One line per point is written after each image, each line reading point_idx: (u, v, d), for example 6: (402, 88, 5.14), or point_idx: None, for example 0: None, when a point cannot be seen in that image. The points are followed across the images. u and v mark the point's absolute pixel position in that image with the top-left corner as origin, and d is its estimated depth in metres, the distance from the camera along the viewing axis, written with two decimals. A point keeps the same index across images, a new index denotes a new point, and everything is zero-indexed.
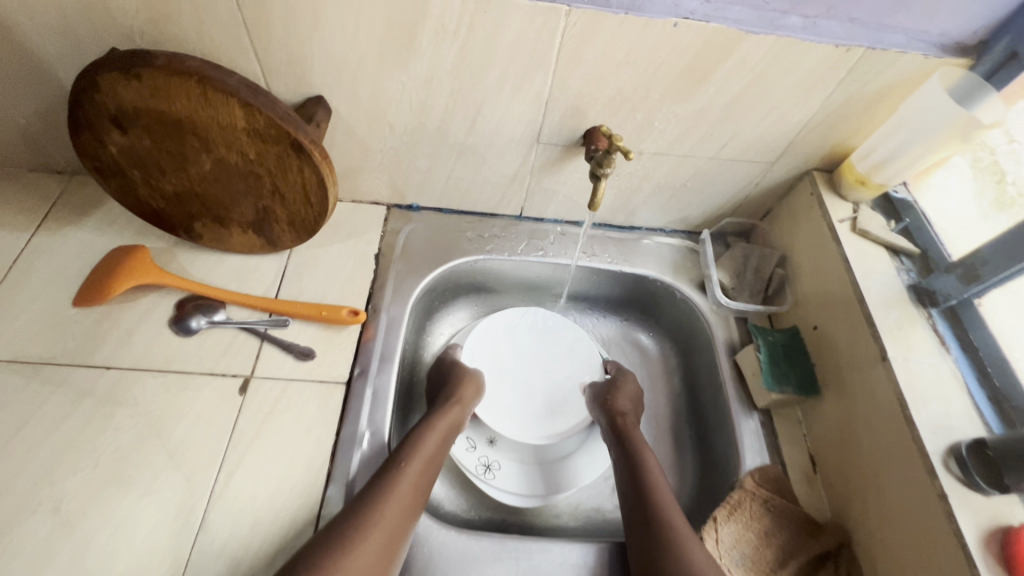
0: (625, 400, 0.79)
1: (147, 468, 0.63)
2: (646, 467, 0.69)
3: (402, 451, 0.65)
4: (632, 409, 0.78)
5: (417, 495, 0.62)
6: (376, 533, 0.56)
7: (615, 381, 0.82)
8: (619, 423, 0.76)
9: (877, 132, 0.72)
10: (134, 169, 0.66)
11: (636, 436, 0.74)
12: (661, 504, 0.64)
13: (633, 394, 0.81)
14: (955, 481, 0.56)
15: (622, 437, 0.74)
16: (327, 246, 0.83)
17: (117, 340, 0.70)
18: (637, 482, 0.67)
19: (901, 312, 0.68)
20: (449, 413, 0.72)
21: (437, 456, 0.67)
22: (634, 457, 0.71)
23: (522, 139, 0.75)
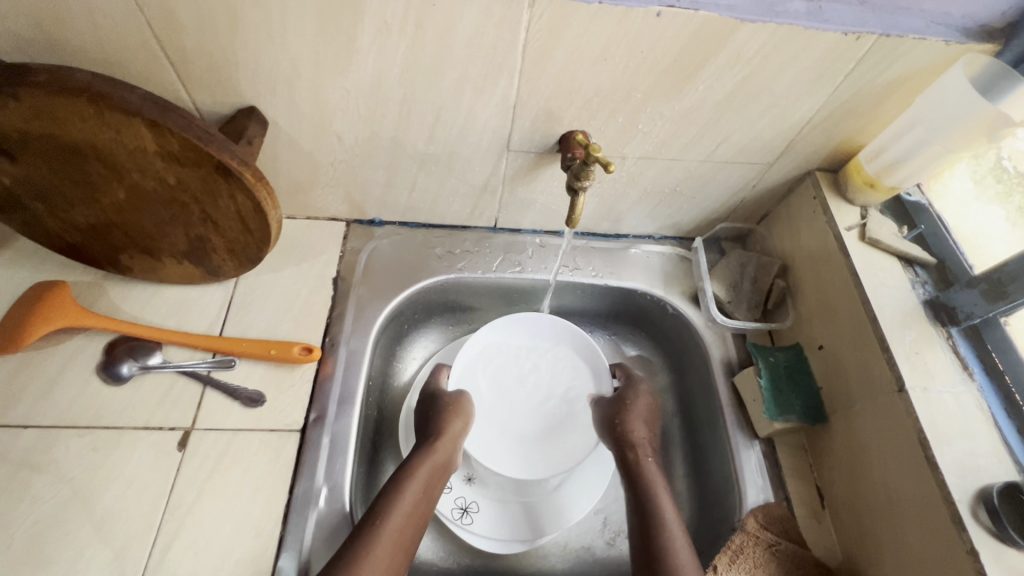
0: (638, 425, 0.72)
1: (70, 545, 0.55)
2: (659, 513, 0.63)
3: (381, 505, 0.58)
4: (646, 436, 0.72)
5: (395, 558, 0.55)
6: None
7: (623, 399, 0.74)
8: (630, 456, 0.70)
9: (888, 129, 0.64)
10: (36, 200, 0.57)
11: (650, 472, 0.68)
12: (675, 560, 0.59)
13: (643, 416, 0.73)
14: (985, 534, 0.49)
15: (633, 474, 0.68)
16: (279, 271, 0.74)
17: (37, 394, 0.62)
18: (650, 531, 0.62)
19: (918, 333, 0.60)
20: (432, 457, 0.64)
21: (418, 511, 0.60)
22: (646, 500, 0.65)
23: (489, 147, 0.66)
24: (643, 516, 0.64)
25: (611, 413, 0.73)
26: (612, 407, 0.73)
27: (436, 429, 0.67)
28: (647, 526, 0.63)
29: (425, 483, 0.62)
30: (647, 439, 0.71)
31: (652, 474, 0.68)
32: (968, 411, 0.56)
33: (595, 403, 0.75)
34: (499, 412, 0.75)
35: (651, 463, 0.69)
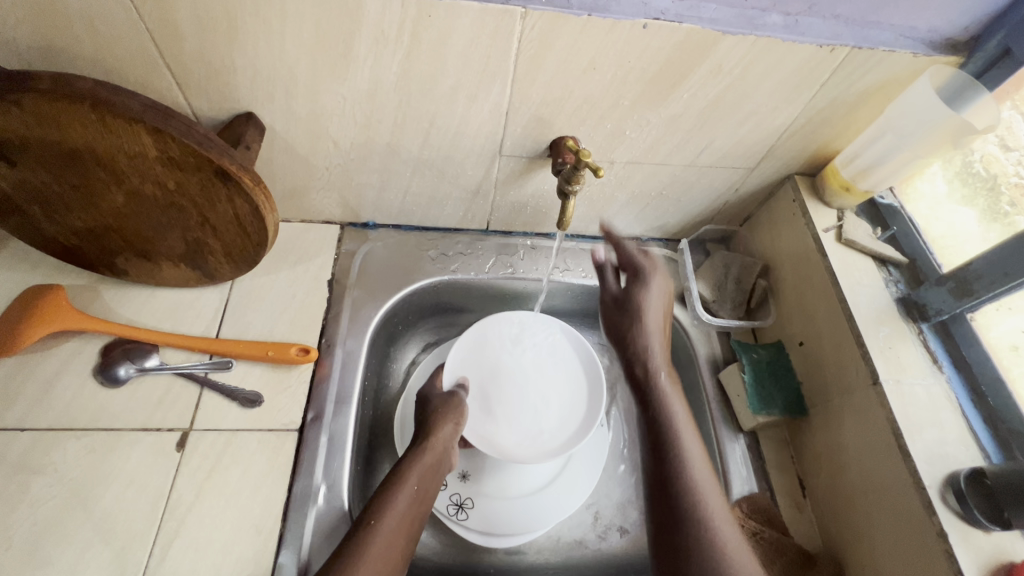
0: (653, 323, 0.69)
1: (70, 545, 0.55)
2: (675, 436, 0.62)
3: (374, 507, 0.57)
4: (657, 340, 0.69)
5: (391, 560, 0.54)
6: None
7: (631, 305, 0.70)
8: (644, 382, 0.67)
9: (862, 135, 0.67)
10: (33, 204, 0.57)
11: (665, 389, 0.65)
12: (693, 488, 0.58)
13: (658, 300, 0.70)
14: (953, 517, 0.52)
15: (646, 390, 0.66)
16: (275, 274, 0.75)
17: (33, 397, 0.62)
18: (665, 460, 0.60)
19: (891, 329, 0.64)
20: (423, 457, 0.64)
21: (413, 513, 0.59)
22: (662, 429, 0.63)
23: (482, 152, 0.68)
24: (658, 444, 0.62)
25: (620, 326, 0.70)
26: (621, 318, 0.70)
27: (426, 433, 0.67)
28: (661, 451, 0.61)
29: (419, 486, 0.61)
30: (659, 352, 0.68)
31: (666, 390, 0.65)
32: (938, 402, 0.59)
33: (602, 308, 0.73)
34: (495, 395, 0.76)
35: (665, 377, 0.67)
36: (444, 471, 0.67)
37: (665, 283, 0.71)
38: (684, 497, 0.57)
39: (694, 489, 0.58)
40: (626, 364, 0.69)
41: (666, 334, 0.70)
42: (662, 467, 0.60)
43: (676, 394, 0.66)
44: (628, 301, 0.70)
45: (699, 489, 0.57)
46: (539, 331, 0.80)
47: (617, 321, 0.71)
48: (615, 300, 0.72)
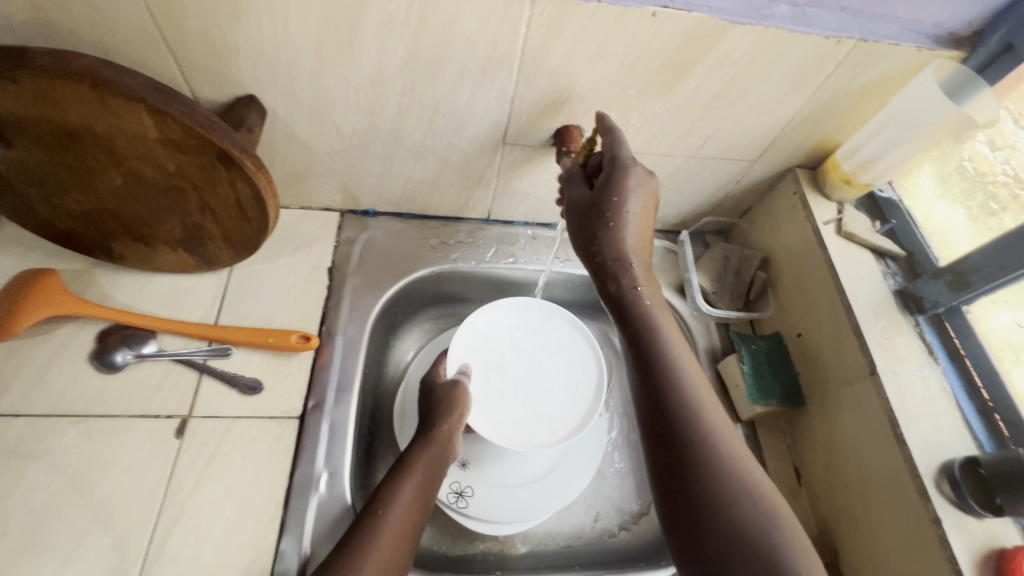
0: (631, 223, 0.58)
1: (68, 531, 0.55)
2: (668, 356, 0.56)
3: (380, 497, 0.58)
4: (634, 251, 0.60)
5: (400, 550, 0.55)
6: None
7: (605, 213, 0.58)
8: (624, 300, 0.59)
9: (864, 129, 0.68)
10: (28, 185, 0.56)
11: (645, 304, 0.59)
12: (701, 415, 0.53)
13: (638, 208, 0.59)
14: (947, 504, 0.53)
15: (625, 307, 0.59)
16: (274, 260, 0.75)
17: (28, 383, 0.61)
18: (664, 386, 0.54)
19: (889, 320, 0.65)
20: (429, 448, 0.64)
21: (418, 503, 0.59)
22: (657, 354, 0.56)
23: (486, 139, 0.68)
24: (652, 370, 0.55)
25: (591, 234, 0.59)
26: (595, 232, 0.59)
27: (431, 424, 0.66)
28: (658, 378, 0.55)
29: (424, 477, 0.62)
30: (635, 261, 0.60)
31: (652, 307, 0.59)
32: (934, 392, 0.60)
33: (568, 222, 0.62)
34: (500, 383, 0.77)
35: (646, 292, 0.59)
36: (448, 462, 0.67)
37: (650, 181, 0.59)
38: (692, 426, 0.52)
39: (700, 416, 0.52)
40: (601, 280, 0.61)
41: (645, 245, 0.61)
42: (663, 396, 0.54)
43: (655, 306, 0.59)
44: (601, 210, 0.58)
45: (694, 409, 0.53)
46: (544, 321, 0.80)
47: (591, 235, 0.59)
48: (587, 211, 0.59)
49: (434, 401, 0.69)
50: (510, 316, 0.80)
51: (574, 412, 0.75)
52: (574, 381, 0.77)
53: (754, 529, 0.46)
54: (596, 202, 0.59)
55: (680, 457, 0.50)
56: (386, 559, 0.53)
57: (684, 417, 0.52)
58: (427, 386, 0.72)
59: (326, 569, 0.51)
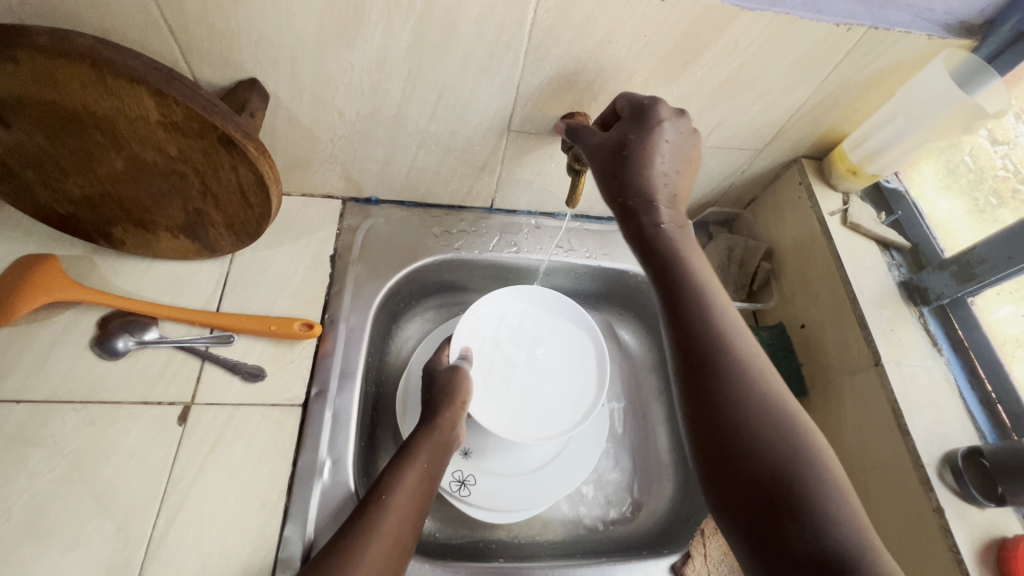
0: (661, 163, 0.54)
1: (72, 517, 0.54)
2: (699, 291, 0.51)
3: (384, 482, 0.58)
4: (662, 187, 0.55)
5: (405, 533, 0.55)
6: None
7: (635, 147, 0.54)
8: (653, 237, 0.53)
9: (871, 119, 0.68)
10: (27, 168, 0.55)
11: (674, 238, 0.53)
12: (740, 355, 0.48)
13: (667, 145, 0.55)
14: (949, 493, 0.54)
15: (653, 242, 0.53)
16: (276, 248, 0.74)
17: (29, 369, 0.61)
18: (697, 322, 0.49)
19: (894, 312, 0.65)
20: (433, 436, 0.64)
21: (421, 491, 0.59)
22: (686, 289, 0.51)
23: (490, 126, 0.67)
24: (683, 307, 0.50)
25: (618, 163, 0.54)
26: (623, 163, 0.54)
27: (433, 412, 0.67)
28: (686, 311, 0.50)
29: (428, 465, 0.62)
30: (665, 198, 0.55)
31: (679, 241, 0.53)
32: (937, 383, 0.60)
33: (589, 158, 0.57)
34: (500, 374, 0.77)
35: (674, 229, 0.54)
36: (452, 451, 0.67)
37: (684, 123, 0.56)
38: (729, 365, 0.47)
39: (736, 352, 0.48)
40: (625, 215, 0.55)
41: (676, 180, 0.56)
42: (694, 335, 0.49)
43: (687, 240, 0.54)
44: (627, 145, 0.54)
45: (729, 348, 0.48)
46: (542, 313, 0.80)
47: (617, 164, 0.54)
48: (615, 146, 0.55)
49: (437, 391, 0.69)
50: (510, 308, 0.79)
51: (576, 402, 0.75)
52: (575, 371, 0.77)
53: (804, 465, 0.42)
54: (625, 134, 0.55)
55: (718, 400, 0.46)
56: (389, 544, 0.53)
57: (719, 353, 0.47)
58: (429, 374, 0.72)
59: (328, 553, 0.51)
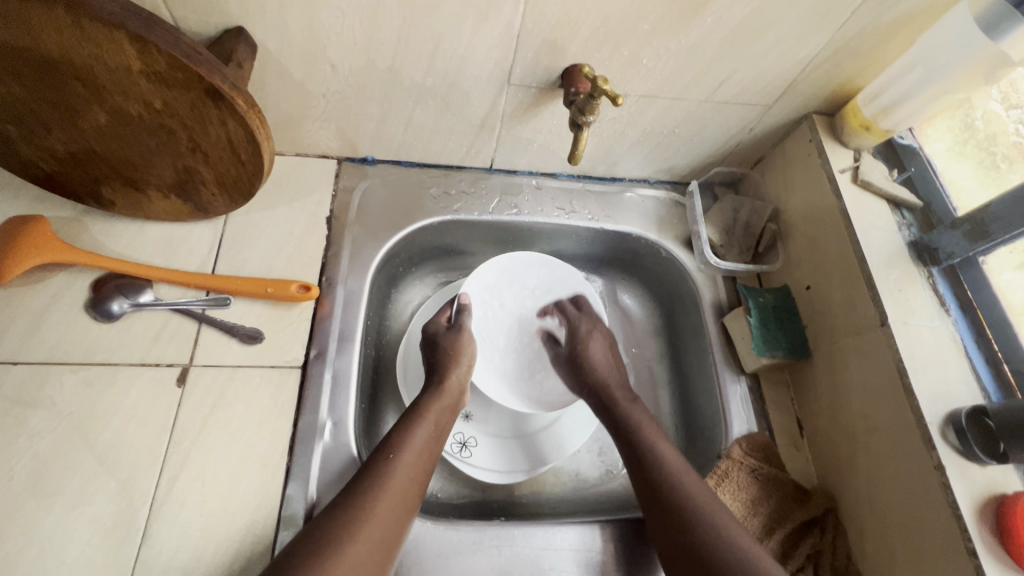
0: (608, 370, 0.72)
1: (75, 477, 0.55)
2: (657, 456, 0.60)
3: (391, 441, 0.58)
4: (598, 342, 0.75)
5: (411, 491, 0.55)
6: (365, 533, 0.50)
7: (580, 356, 0.74)
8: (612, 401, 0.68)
9: (889, 69, 0.65)
10: (8, 123, 0.53)
11: (632, 413, 0.66)
12: (675, 479, 0.58)
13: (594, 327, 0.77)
14: (952, 452, 0.53)
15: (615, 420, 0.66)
16: (271, 209, 0.72)
17: (24, 330, 0.60)
18: (641, 452, 0.61)
19: (902, 271, 0.63)
20: (441, 399, 0.64)
21: (428, 450, 0.60)
22: (643, 456, 0.61)
23: (489, 80, 0.64)
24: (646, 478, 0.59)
25: (579, 365, 0.73)
26: (577, 369, 0.74)
27: (438, 376, 0.66)
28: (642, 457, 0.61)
29: (435, 426, 0.62)
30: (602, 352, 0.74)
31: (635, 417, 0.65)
32: (943, 343, 0.59)
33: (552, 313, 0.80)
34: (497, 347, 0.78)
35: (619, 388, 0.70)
36: (457, 412, 0.67)
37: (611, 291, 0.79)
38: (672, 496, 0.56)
39: (665, 465, 0.59)
40: (604, 413, 0.68)
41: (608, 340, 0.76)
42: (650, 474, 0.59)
43: (647, 418, 0.66)
44: (576, 353, 0.74)
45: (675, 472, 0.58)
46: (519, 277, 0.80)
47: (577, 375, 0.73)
48: (568, 356, 0.75)
49: (440, 353, 0.69)
50: (491, 279, 0.78)
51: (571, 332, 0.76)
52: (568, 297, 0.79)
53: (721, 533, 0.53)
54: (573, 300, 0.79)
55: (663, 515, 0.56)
56: (396, 501, 0.54)
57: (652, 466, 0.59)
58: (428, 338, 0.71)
59: (335, 510, 0.51)
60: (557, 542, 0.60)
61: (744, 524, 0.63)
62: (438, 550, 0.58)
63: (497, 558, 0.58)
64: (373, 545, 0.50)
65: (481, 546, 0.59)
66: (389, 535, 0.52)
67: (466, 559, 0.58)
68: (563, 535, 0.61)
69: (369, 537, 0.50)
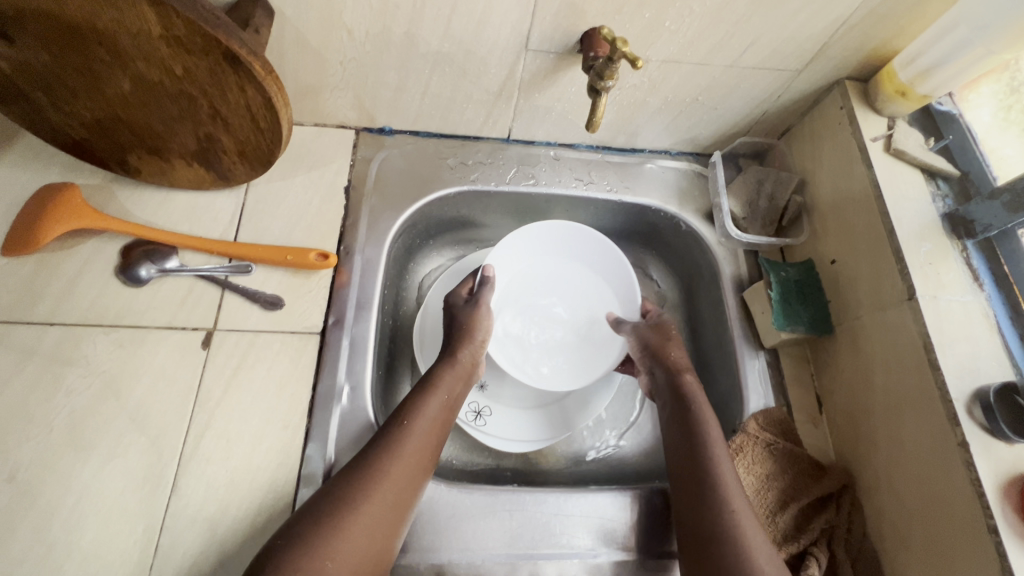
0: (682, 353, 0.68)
1: (109, 431, 0.58)
2: (710, 447, 0.58)
3: (403, 411, 0.59)
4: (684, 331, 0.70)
5: (423, 459, 0.56)
6: (381, 495, 0.52)
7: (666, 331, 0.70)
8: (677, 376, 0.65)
9: (928, 30, 0.61)
10: (36, 89, 0.55)
11: (696, 397, 0.63)
12: (708, 440, 0.58)
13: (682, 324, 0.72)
14: (976, 428, 0.52)
15: (679, 399, 0.63)
16: (290, 178, 0.73)
17: (59, 293, 0.63)
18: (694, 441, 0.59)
19: (933, 245, 0.61)
20: (455, 369, 0.65)
21: (441, 417, 0.61)
22: (693, 424, 0.60)
23: (507, 46, 0.63)
24: (695, 466, 0.57)
25: (659, 337, 0.69)
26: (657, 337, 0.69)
27: (452, 348, 0.66)
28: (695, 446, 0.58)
29: (449, 397, 0.62)
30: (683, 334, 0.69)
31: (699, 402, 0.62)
32: (974, 318, 0.57)
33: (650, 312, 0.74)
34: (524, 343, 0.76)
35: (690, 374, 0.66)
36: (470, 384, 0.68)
37: None
38: (701, 453, 0.58)
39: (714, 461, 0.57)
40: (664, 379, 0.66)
41: None
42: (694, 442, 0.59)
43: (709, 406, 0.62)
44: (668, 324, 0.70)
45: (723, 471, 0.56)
46: (512, 263, 0.78)
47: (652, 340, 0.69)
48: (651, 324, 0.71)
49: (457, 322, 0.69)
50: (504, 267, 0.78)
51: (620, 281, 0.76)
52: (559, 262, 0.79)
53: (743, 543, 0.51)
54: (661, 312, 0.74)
55: (681, 466, 0.58)
56: (409, 467, 0.55)
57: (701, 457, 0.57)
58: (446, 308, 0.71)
59: (351, 472, 0.53)
60: (568, 508, 0.61)
61: (758, 498, 0.63)
62: (451, 511, 0.59)
63: (508, 522, 0.60)
64: (388, 506, 0.52)
65: (493, 509, 0.60)
66: (401, 499, 0.53)
67: (476, 522, 0.59)
68: (583, 503, 0.62)
69: (382, 502, 0.52)
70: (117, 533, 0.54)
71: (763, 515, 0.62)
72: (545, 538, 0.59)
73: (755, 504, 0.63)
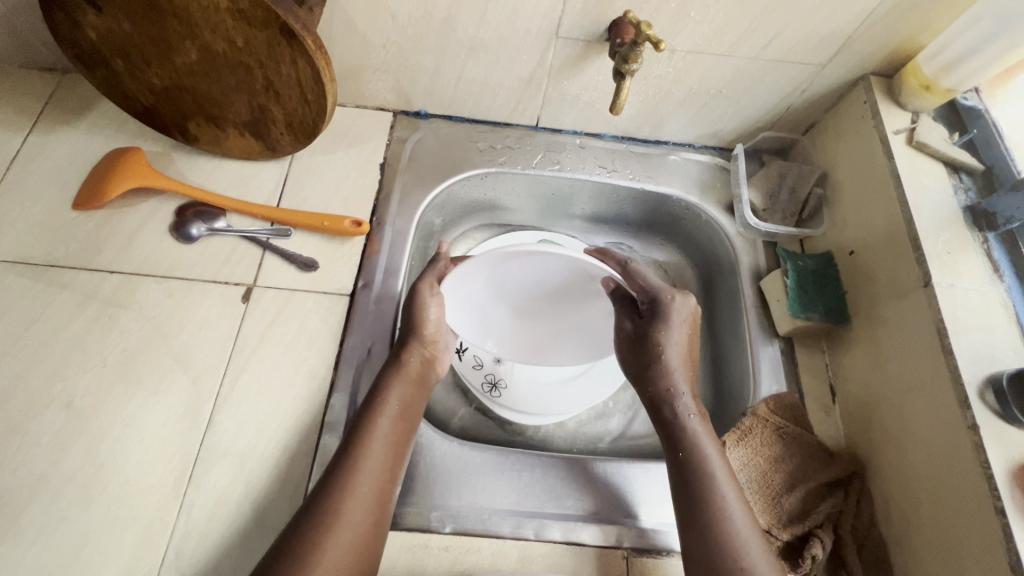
0: (680, 373, 0.65)
1: (155, 369, 0.63)
2: (717, 499, 0.55)
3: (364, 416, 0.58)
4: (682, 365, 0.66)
5: (395, 456, 0.57)
6: (358, 497, 0.53)
7: (654, 342, 0.65)
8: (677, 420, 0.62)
9: (953, 25, 0.62)
10: (116, 57, 0.61)
11: (698, 438, 0.60)
12: (714, 489, 0.56)
13: (683, 333, 0.66)
14: (989, 413, 0.52)
15: (676, 439, 0.61)
16: (331, 154, 0.79)
17: (119, 245, 0.69)
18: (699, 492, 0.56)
19: (953, 235, 0.61)
20: (403, 374, 0.62)
21: (404, 414, 0.60)
22: (694, 469, 0.58)
23: (539, 33, 0.67)
24: (700, 516, 0.55)
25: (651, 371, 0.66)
26: (642, 356, 0.66)
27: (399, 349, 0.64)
28: (697, 496, 0.56)
29: (401, 405, 0.60)
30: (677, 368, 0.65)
31: (702, 444, 0.60)
32: (992, 308, 0.57)
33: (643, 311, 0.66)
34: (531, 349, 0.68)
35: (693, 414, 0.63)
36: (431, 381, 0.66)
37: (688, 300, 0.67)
38: (706, 504, 0.55)
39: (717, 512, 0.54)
40: (657, 418, 0.64)
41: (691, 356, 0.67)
42: (693, 491, 0.56)
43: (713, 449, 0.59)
44: (649, 338, 0.65)
45: (731, 524, 0.54)
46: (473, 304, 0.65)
47: (637, 359, 0.67)
48: (636, 338, 0.66)
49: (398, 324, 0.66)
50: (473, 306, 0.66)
51: (589, 273, 0.59)
52: (521, 272, 0.61)
53: None
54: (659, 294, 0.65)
55: (685, 519, 0.56)
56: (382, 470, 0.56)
57: (705, 507, 0.55)
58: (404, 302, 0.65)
59: (319, 492, 0.53)
60: (574, 475, 0.63)
61: (764, 479, 0.63)
62: (462, 466, 0.62)
63: (517, 481, 0.62)
64: (373, 503, 0.54)
65: (502, 468, 0.62)
66: (381, 508, 0.54)
67: (486, 479, 0.62)
68: (588, 471, 0.64)
69: (354, 520, 0.52)
70: (156, 461, 0.58)
71: (769, 497, 0.62)
72: (551, 499, 0.61)
73: (762, 485, 0.63)
